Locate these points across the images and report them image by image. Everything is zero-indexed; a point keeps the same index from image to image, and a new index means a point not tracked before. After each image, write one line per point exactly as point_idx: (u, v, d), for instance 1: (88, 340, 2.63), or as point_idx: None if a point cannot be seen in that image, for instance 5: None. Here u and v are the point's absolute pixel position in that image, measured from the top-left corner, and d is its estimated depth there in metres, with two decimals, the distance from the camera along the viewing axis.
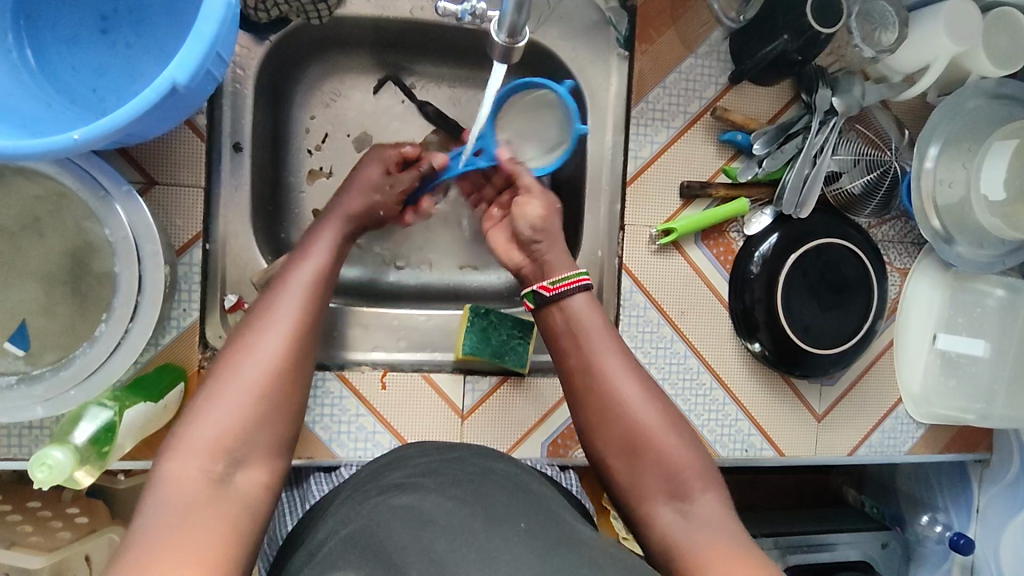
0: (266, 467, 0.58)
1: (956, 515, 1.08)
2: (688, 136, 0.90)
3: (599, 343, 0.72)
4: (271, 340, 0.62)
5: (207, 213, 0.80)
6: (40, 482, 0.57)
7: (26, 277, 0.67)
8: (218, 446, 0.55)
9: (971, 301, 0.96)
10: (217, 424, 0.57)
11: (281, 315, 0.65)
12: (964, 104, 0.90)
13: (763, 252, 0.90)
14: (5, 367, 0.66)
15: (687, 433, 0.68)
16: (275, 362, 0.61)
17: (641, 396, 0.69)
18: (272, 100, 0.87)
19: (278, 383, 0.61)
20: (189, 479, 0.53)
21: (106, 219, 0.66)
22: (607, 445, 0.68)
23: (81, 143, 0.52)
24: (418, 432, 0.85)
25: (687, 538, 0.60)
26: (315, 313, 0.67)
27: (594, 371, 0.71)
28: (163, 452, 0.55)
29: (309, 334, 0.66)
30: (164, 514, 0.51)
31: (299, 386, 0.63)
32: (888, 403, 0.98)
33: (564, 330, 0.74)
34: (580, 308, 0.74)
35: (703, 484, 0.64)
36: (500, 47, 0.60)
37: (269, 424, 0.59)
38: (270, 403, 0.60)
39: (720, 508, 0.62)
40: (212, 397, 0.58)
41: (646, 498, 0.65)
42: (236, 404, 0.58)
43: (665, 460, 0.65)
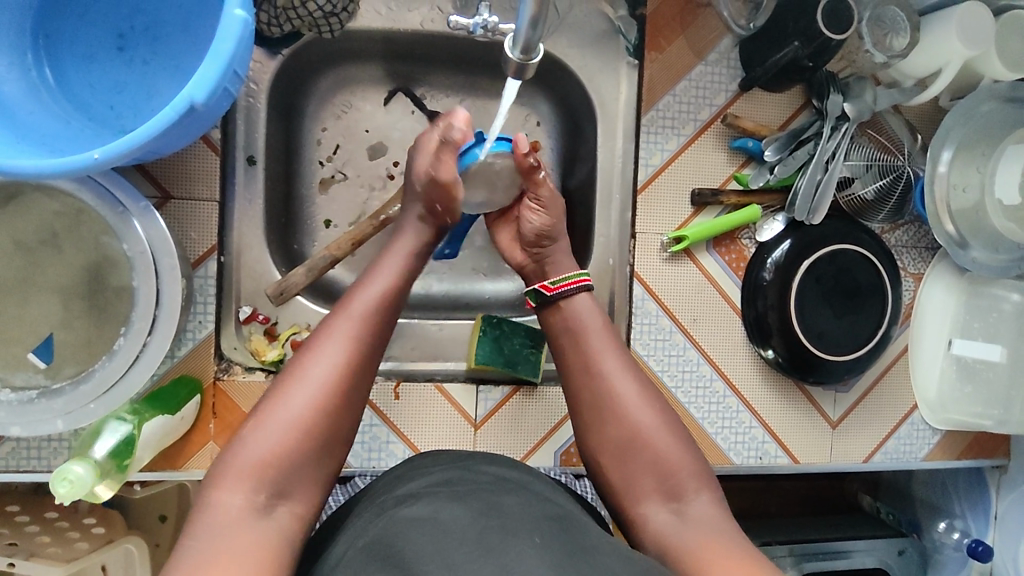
0: (306, 498, 0.58)
1: (973, 521, 1.07)
2: (699, 143, 0.90)
3: (596, 344, 0.73)
4: (321, 369, 0.61)
5: (222, 226, 0.80)
6: (60, 495, 0.57)
7: (45, 291, 0.68)
8: (260, 478, 0.56)
9: (987, 306, 0.95)
10: (261, 453, 0.57)
11: (332, 343, 0.63)
12: (978, 108, 0.90)
13: (776, 258, 0.89)
14: (25, 381, 0.66)
15: (681, 434, 0.70)
16: (325, 390, 0.60)
17: (636, 394, 0.71)
18: (285, 113, 0.88)
19: (325, 416, 0.60)
20: (233, 506, 0.54)
21: (124, 234, 0.67)
22: (603, 445, 0.70)
23: (102, 161, 0.53)
24: (431, 440, 0.85)
25: (680, 537, 0.62)
26: (370, 339, 0.65)
27: (596, 364, 0.72)
28: (210, 476, 0.56)
29: (363, 360, 0.63)
30: (209, 540, 0.52)
31: (345, 417, 0.61)
32: (903, 409, 0.97)
33: (565, 327, 0.75)
34: (582, 306, 0.76)
35: (698, 484, 0.66)
36: (515, 63, 0.60)
37: (313, 456, 0.59)
38: (317, 435, 0.59)
39: (714, 508, 0.65)
40: (258, 426, 0.58)
41: (639, 497, 0.67)
42: (282, 435, 0.58)
43: (660, 458, 0.67)
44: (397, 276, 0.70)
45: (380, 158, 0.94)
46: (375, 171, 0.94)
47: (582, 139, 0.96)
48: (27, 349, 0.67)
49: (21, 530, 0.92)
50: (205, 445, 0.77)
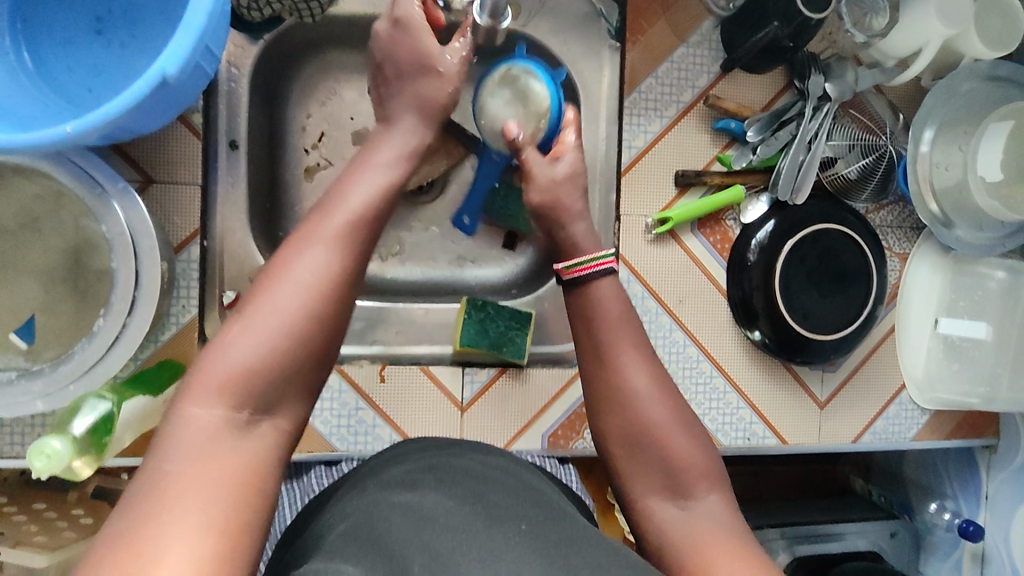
0: (291, 414, 0.55)
1: (965, 501, 1.08)
2: (682, 124, 0.90)
3: (617, 337, 0.71)
4: (306, 274, 0.57)
5: (204, 211, 0.80)
6: (38, 471, 0.54)
7: (26, 274, 0.68)
8: (241, 386, 0.52)
9: (972, 284, 0.96)
10: (242, 361, 0.53)
11: (320, 247, 0.59)
12: (959, 87, 0.90)
13: (760, 239, 0.90)
14: (5, 364, 0.66)
15: (695, 431, 0.68)
16: (311, 297, 0.57)
17: (652, 388, 0.69)
18: (268, 99, 0.88)
19: (312, 323, 0.56)
20: (212, 420, 0.50)
21: (102, 215, 0.66)
22: (614, 434, 0.68)
23: (74, 135, 0.53)
24: (418, 424, 0.85)
25: (685, 534, 0.62)
26: (359, 244, 0.61)
27: (613, 355, 0.71)
28: (184, 387, 0.52)
29: (353, 267, 0.60)
30: (185, 456, 0.48)
31: (335, 325, 0.58)
32: (891, 389, 0.97)
33: (587, 314, 0.73)
34: (608, 293, 0.74)
35: (707, 484, 0.65)
36: None
37: (300, 366, 0.56)
38: (302, 344, 0.56)
39: (721, 508, 0.64)
40: (239, 333, 0.54)
41: (646, 490, 0.66)
42: (265, 342, 0.54)
43: (670, 454, 0.66)
44: (385, 182, 0.67)
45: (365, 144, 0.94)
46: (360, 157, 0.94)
47: None
48: (9, 330, 0.67)
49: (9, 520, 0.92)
50: None
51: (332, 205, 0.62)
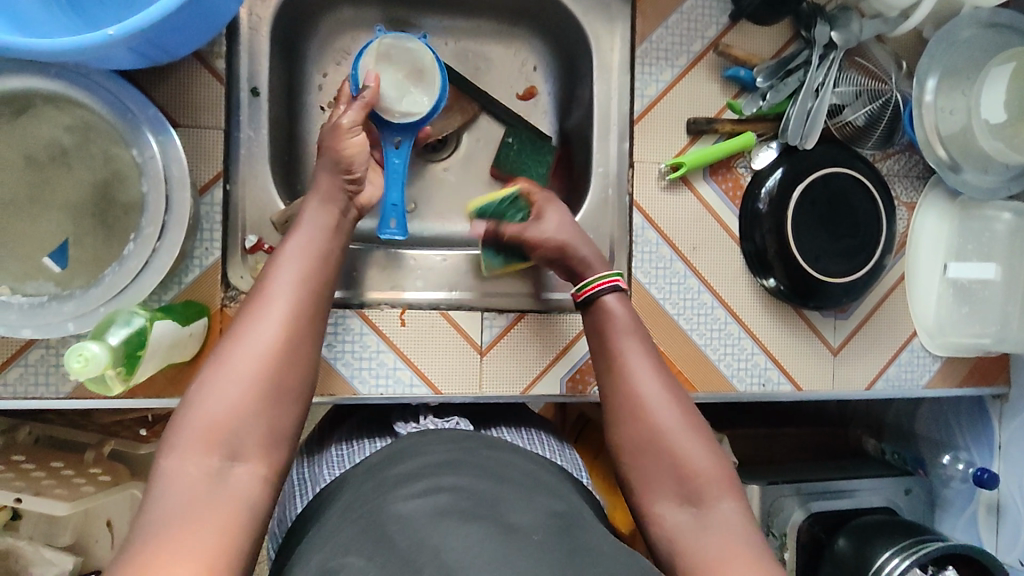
0: (263, 458, 0.57)
1: (977, 452, 1.08)
2: (692, 74, 0.92)
3: (633, 350, 0.71)
4: (263, 328, 0.61)
5: (227, 157, 0.82)
6: (74, 371, 0.55)
7: (54, 208, 0.69)
8: (211, 439, 0.55)
9: (979, 228, 0.97)
10: (211, 415, 0.56)
11: (275, 301, 0.63)
12: (959, 35, 0.93)
13: (769, 188, 0.91)
14: (36, 290, 0.67)
15: (710, 439, 0.65)
16: (266, 348, 0.60)
17: (664, 396, 0.67)
18: (287, 54, 0.90)
19: (274, 372, 0.59)
20: (186, 474, 0.53)
21: (134, 141, 0.68)
22: (625, 444, 0.66)
23: (116, 39, 0.54)
24: (439, 367, 0.86)
25: (697, 546, 0.58)
26: (314, 294, 0.66)
27: (618, 363, 0.71)
28: (162, 449, 0.55)
29: (302, 316, 0.64)
30: (162, 512, 0.51)
31: (294, 370, 0.61)
32: (903, 336, 0.98)
33: (598, 329, 0.74)
34: (616, 307, 0.75)
35: (722, 489, 0.61)
36: None
37: (268, 414, 0.58)
38: (263, 393, 0.58)
39: (737, 514, 0.60)
40: (206, 390, 0.57)
41: (654, 500, 0.63)
42: (227, 396, 0.57)
43: (682, 461, 0.63)
44: (327, 233, 0.71)
45: None
46: None
47: (578, 78, 0.98)
48: (43, 253, 0.68)
49: (27, 474, 0.92)
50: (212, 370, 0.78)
51: (281, 261, 0.67)
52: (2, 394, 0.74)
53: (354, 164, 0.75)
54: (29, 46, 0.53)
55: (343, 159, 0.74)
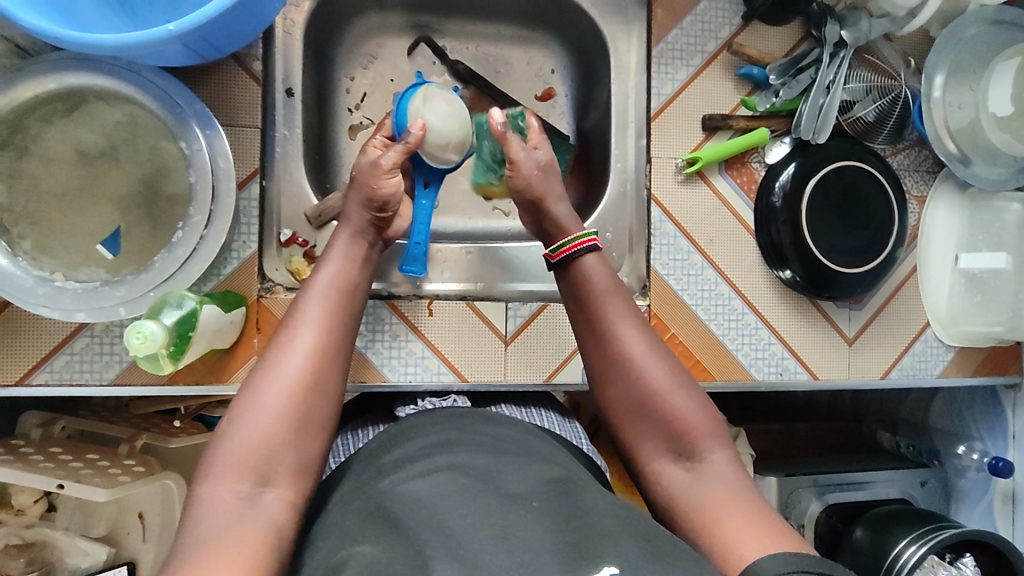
0: (292, 484, 0.61)
1: (992, 442, 1.10)
2: (706, 73, 0.95)
3: (620, 311, 0.74)
4: (291, 360, 0.65)
5: (263, 154, 0.86)
6: (133, 347, 0.57)
7: (104, 200, 0.72)
8: (245, 467, 0.59)
9: (989, 219, 0.99)
10: (243, 444, 0.60)
11: (302, 333, 0.68)
12: (965, 32, 0.96)
13: (783, 182, 0.94)
14: (88, 277, 0.70)
15: (697, 394, 0.71)
16: (296, 378, 0.64)
17: (652, 356, 0.71)
18: (318, 57, 0.94)
19: (302, 404, 0.63)
20: (222, 498, 0.58)
21: (182, 135, 0.71)
22: (619, 404, 0.71)
23: (176, 33, 0.58)
24: (465, 356, 0.88)
25: (691, 495, 0.64)
26: (341, 323, 0.70)
27: (604, 325, 0.74)
28: (200, 475, 0.60)
29: (331, 349, 0.68)
30: (201, 532, 0.55)
31: (320, 400, 0.65)
32: (917, 326, 1.01)
33: (579, 290, 0.76)
34: (594, 267, 0.76)
35: (712, 443, 0.67)
36: None
37: (296, 444, 0.62)
38: (292, 420, 0.63)
39: (727, 465, 0.66)
40: (238, 421, 0.62)
41: (652, 456, 0.69)
42: (259, 423, 0.62)
43: (674, 416, 0.68)
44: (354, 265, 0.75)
45: None
46: None
47: (595, 80, 1.02)
48: (95, 242, 0.71)
49: (66, 463, 0.95)
50: (250, 359, 0.82)
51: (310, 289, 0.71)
52: (50, 380, 0.78)
53: (388, 202, 0.78)
54: (78, 40, 0.57)
55: (378, 197, 0.77)
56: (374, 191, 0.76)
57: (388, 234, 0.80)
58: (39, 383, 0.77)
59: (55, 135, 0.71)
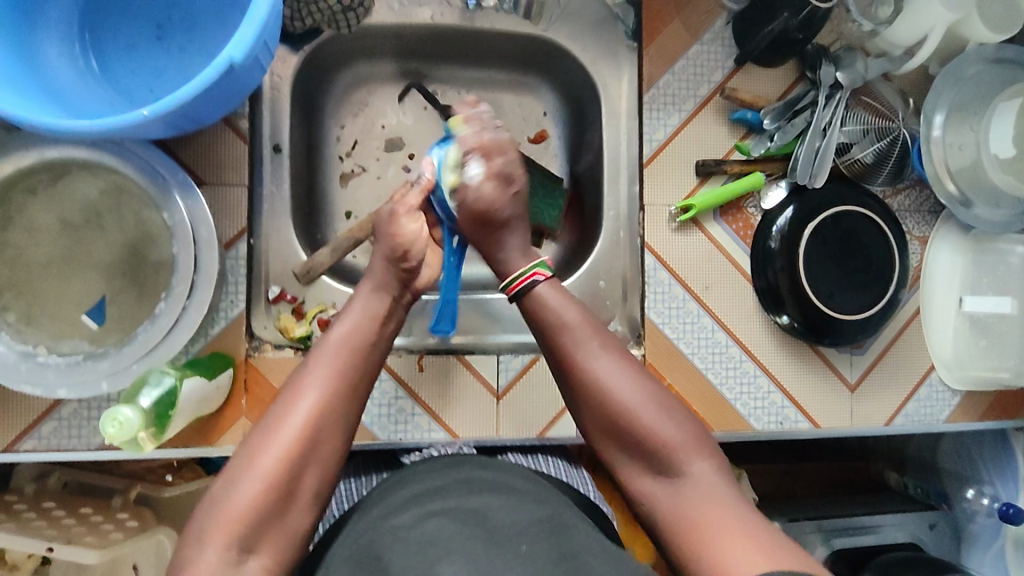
0: (275, 550, 0.60)
1: (1002, 486, 1.07)
2: (700, 117, 0.94)
3: (584, 336, 0.71)
4: (293, 425, 0.62)
5: (251, 212, 0.85)
6: (110, 436, 0.59)
7: (87, 268, 0.72)
8: (231, 538, 0.57)
9: (993, 261, 0.97)
10: (231, 512, 0.58)
11: (308, 396, 0.64)
12: (965, 71, 0.93)
13: (780, 226, 0.92)
14: (72, 349, 0.69)
15: (673, 407, 0.69)
16: (297, 441, 0.61)
17: (625, 374, 0.69)
18: (306, 109, 0.93)
19: (297, 468, 0.61)
20: (206, 564, 0.56)
21: (164, 205, 0.71)
22: (594, 424, 0.70)
23: (150, 118, 0.56)
24: (456, 412, 0.87)
25: (677, 508, 0.64)
26: (349, 387, 0.66)
27: (571, 353, 0.71)
28: (188, 537, 0.58)
29: (338, 412, 0.64)
30: None
31: (317, 467, 0.62)
32: (921, 370, 0.98)
33: (536, 317, 0.73)
34: (546, 296, 0.73)
35: (692, 455, 0.66)
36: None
37: (284, 513, 0.60)
38: (285, 484, 0.60)
39: (712, 475, 0.65)
40: (230, 486, 0.59)
41: (635, 475, 0.68)
42: (251, 484, 0.59)
43: (649, 435, 0.67)
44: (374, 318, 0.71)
45: (398, 153, 1.00)
46: (393, 162, 1.00)
47: (587, 124, 1.00)
48: (80, 311, 0.71)
49: (57, 521, 0.94)
50: (238, 420, 0.80)
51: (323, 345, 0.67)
52: (37, 447, 0.77)
53: (412, 250, 0.73)
54: (57, 127, 0.57)
55: (400, 246, 0.73)
56: (395, 241, 0.73)
57: (417, 288, 0.76)
58: (25, 450, 0.76)
59: (38, 206, 0.70)
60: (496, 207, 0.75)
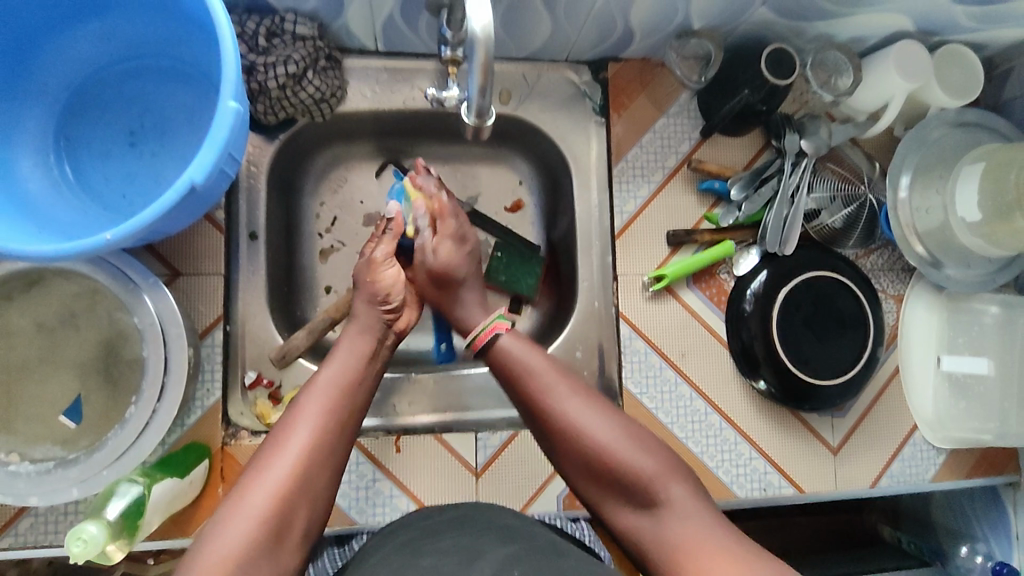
0: None
1: (996, 543, 1.03)
2: (669, 188, 0.96)
3: (553, 380, 0.72)
4: (282, 469, 0.61)
5: (227, 298, 0.86)
6: (75, 555, 0.61)
7: (60, 368, 0.73)
8: None
9: (968, 321, 0.98)
10: (220, 547, 0.56)
11: (297, 436, 0.63)
12: (929, 135, 0.95)
13: (754, 290, 0.93)
14: (43, 454, 0.70)
15: (645, 438, 0.70)
16: (288, 483, 0.61)
17: (592, 411, 0.71)
18: (285, 192, 0.96)
19: (285, 508, 0.60)
20: None
21: (135, 308, 0.72)
22: (574, 469, 0.71)
23: (113, 241, 0.58)
24: (434, 493, 0.87)
25: (663, 536, 0.64)
26: (339, 429, 0.66)
27: (541, 397, 0.72)
28: None
29: (328, 453, 0.64)
30: None
31: (306, 504, 0.62)
32: (903, 430, 0.97)
33: (508, 366, 0.74)
34: (510, 344, 0.76)
35: (669, 479, 0.67)
36: (473, 124, 0.69)
37: (271, 556, 0.58)
38: (276, 526, 0.59)
39: (689, 497, 0.66)
40: (222, 522, 0.58)
41: (616, 509, 0.69)
42: (243, 529, 0.57)
43: (626, 471, 0.67)
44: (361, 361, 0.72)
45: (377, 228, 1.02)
46: (371, 237, 1.01)
47: (561, 194, 1.02)
48: (54, 413, 0.72)
49: None
50: (215, 509, 0.80)
51: (309, 391, 0.68)
52: (14, 544, 0.77)
53: (391, 292, 0.78)
54: (19, 251, 0.58)
55: (380, 291, 0.78)
56: (375, 286, 0.78)
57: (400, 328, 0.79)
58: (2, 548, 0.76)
59: (15, 312, 0.72)
60: (453, 266, 0.81)
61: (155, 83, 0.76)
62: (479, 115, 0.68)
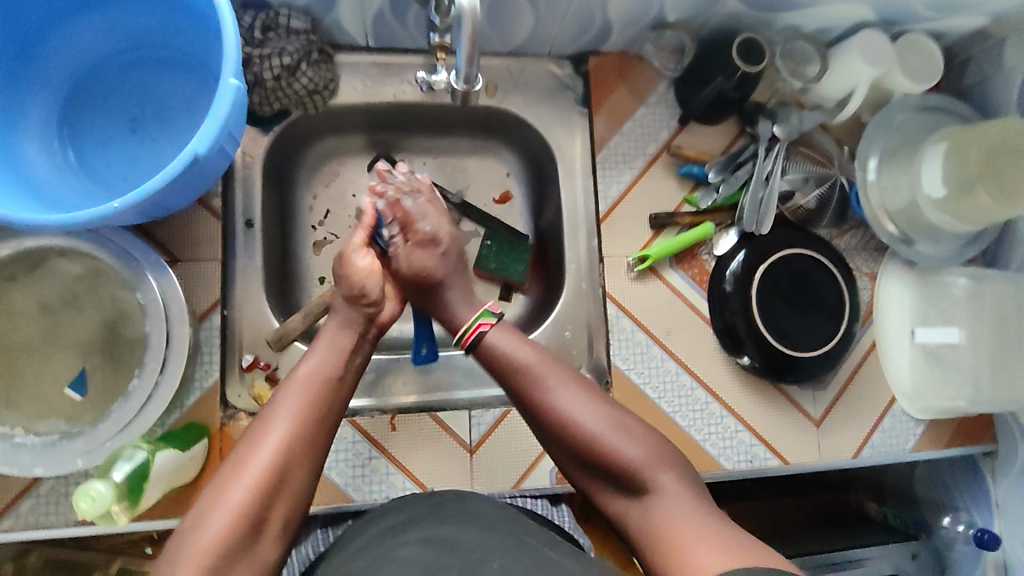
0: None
1: (977, 512, 1.08)
2: (650, 173, 1.00)
3: (544, 372, 0.75)
4: (262, 458, 0.63)
5: (225, 284, 0.89)
6: (82, 510, 0.65)
7: (62, 346, 0.75)
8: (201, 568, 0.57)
9: (939, 293, 1.02)
10: (202, 539, 0.59)
11: (276, 427, 0.66)
12: (894, 118, 1.01)
13: (733, 270, 0.97)
14: (47, 428, 0.72)
15: (632, 428, 0.72)
16: (268, 471, 0.63)
17: (582, 401, 0.73)
18: (280, 184, 0.99)
19: (265, 497, 0.62)
20: None
21: (138, 285, 0.75)
22: (566, 457, 0.74)
23: (120, 209, 0.61)
24: (429, 470, 0.89)
25: (653, 525, 0.66)
26: (318, 420, 0.68)
27: (533, 392, 0.74)
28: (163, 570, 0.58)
29: (306, 444, 0.66)
30: None
31: (285, 495, 0.64)
32: (882, 402, 1.01)
33: (499, 360, 0.76)
34: (498, 338, 0.78)
35: (657, 469, 0.69)
36: (462, 90, 0.73)
37: (252, 542, 0.61)
38: (256, 514, 0.61)
39: (677, 487, 0.68)
40: (205, 513, 0.60)
41: (608, 497, 0.72)
42: (224, 515, 0.60)
43: (615, 459, 0.70)
44: (340, 352, 0.74)
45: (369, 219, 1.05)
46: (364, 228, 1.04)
47: (547, 183, 1.06)
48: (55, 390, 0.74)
49: None
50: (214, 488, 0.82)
51: (291, 382, 0.70)
52: (14, 526, 0.78)
53: (367, 287, 0.78)
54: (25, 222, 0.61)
55: (356, 286, 0.78)
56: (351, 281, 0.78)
57: (382, 322, 0.80)
58: (4, 530, 0.77)
59: (18, 291, 0.74)
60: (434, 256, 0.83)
61: (155, 73, 0.80)
62: (467, 82, 0.71)
